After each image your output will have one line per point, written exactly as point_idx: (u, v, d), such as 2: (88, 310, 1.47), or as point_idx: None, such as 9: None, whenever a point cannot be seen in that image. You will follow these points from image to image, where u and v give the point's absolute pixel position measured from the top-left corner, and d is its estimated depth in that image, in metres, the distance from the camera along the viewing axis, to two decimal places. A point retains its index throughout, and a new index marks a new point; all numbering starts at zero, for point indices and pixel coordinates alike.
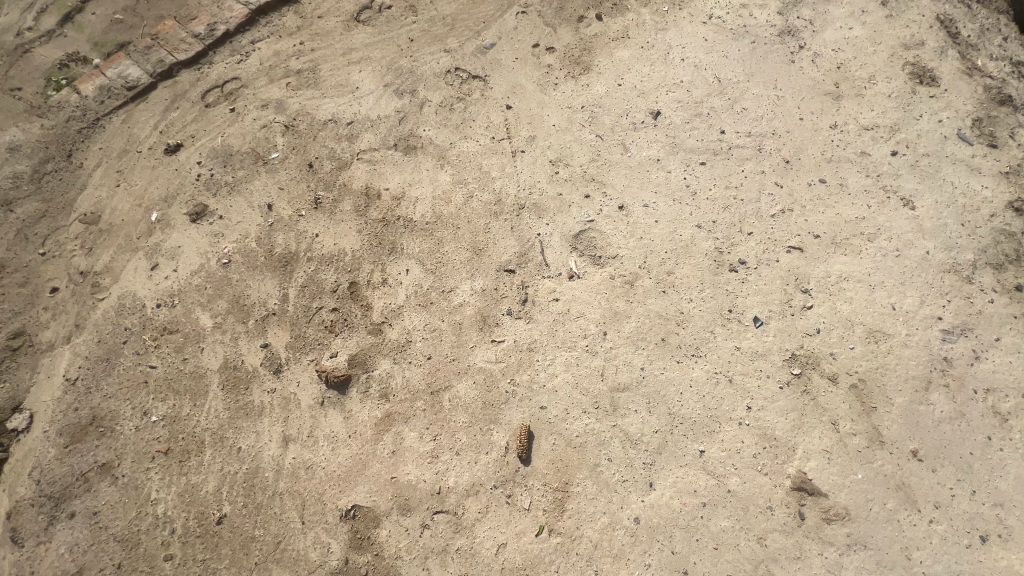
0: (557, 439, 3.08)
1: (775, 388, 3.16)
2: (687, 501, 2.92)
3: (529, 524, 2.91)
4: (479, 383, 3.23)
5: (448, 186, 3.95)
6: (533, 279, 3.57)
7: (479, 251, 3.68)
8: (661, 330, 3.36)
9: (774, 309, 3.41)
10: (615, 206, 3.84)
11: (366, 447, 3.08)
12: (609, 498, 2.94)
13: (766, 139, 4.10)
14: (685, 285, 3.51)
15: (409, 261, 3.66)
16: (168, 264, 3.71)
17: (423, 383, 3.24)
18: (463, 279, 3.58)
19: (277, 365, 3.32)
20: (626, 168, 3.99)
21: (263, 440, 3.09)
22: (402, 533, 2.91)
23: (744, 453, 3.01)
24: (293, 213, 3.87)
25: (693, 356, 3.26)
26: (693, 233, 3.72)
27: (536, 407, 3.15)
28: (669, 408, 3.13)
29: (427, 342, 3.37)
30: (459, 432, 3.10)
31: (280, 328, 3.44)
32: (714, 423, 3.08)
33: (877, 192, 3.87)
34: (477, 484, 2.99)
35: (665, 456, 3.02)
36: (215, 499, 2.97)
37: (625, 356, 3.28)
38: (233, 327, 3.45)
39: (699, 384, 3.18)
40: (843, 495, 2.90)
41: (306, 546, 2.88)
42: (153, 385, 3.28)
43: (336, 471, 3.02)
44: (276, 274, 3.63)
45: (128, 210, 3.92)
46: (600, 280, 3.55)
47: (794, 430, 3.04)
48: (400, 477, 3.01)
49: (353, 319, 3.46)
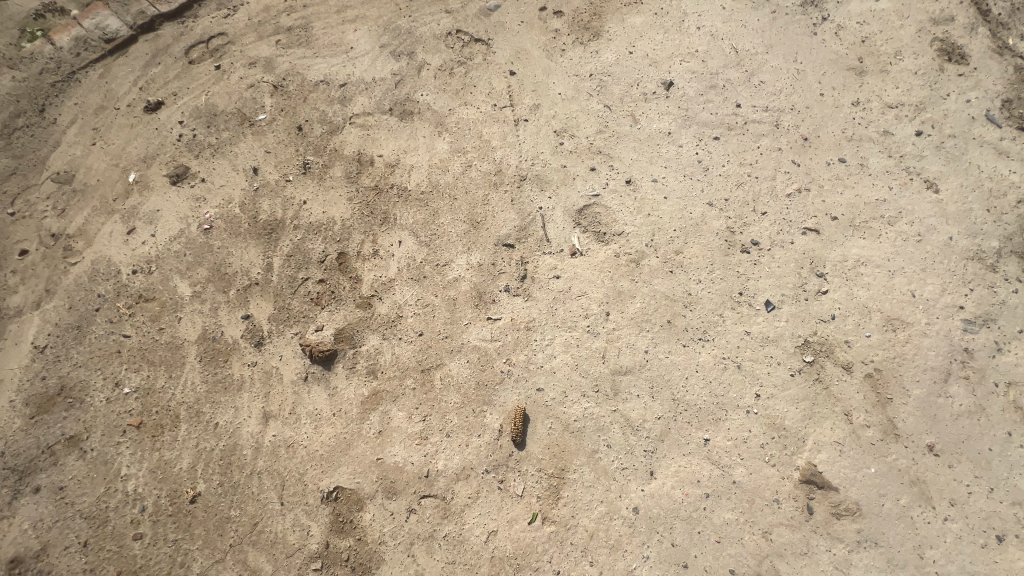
0: (554, 423, 2.90)
1: (785, 375, 2.98)
2: (689, 491, 2.76)
3: (522, 512, 2.75)
4: (473, 362, 3.05)
5: (445, 154, 3.72)
6: (533, 254, 3.37)
7: (476, 224, 3.47)
8: (667, 312, 3.17)
9: (786, 293, 3.22)
10: (621, 180, 3.62)
11: (351, 426, 2.89)
12: (607, 487, 2.78)
13: (783, 115, 3.87)
14: (693, 265, 3.32)
15: (403, 232, 3.45)
16: (145, 228, 3.49)
17: (413, 360, 3.06)
18: (458, 253, 3.37)
19: (259, 338, 3.12)
20: (635, 140, 3.76)
21: (241, 416, 2.91)
22: (386, 518, 2.73)
23: (752, 442, 2.84)
24: (280, 178, 3.64)
25: (699, 340, 3.08)
26: (703, 211, 3.52)
27: (533, 388, 2.98)
28: (673, 393, 2.96)
29: (419, 318, 3.17)
30: (450, 413, 2.93)
31: (263, 299, 3.24)
32: (719, 410, 2.91)
33: (899, 173, 3.66)
34: (468, 468, 2.82)
35: (667, 444, 2.85)
36: (189, 476, 2.79)
37: (627, 339, 3.09)
38: (213, 296, 3.25)
39: (706, 369, 3.00)
40: (855, 490, 2.74)
41: (284, 529, 2.70)
42: (126, 355, 3.09)
43: (319, 451, 2.84)
44: (259, 242, 3.42)
45: (104, 170, 3.68)
46: (605, 258, 3.35)
47: (806, 420, 2.87)
48: (386, 459, 2.83)
49: (341, 291, 3.26)
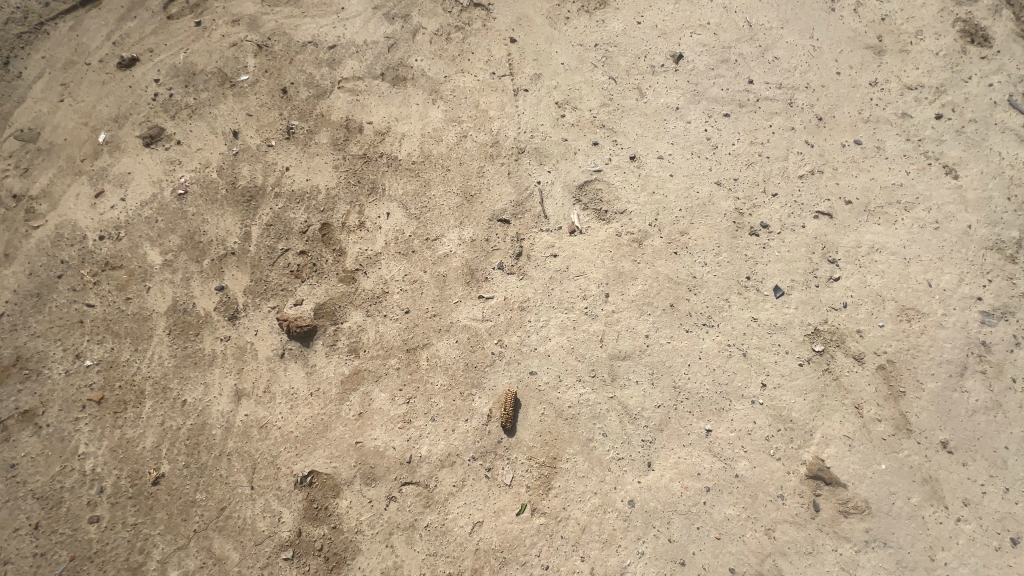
0: (547, 409, 2.72)
1: (793, 364, 2.81)
2: (689, 484, 2.59)
3: (510, 502, 2.57)
4: (462, 342, 2.86)
5: (439, 123, 3.49)
6: (529, 231, 3.16)
7: (470, 198, 3.26)
8: (670, 296, 2.98)
9: (796, 278, 3.04)
10: (625, 156, 3.42)
11: (329, 407, 2.70)
12: (601, 478, 2.60)
13: (798, 94, 3.66)
14: (699, 247, 3.13)
15: (391, 204, 3.24)
16: (115, 192, 3.25)
17: (398, 339, 2.86)
18: (450, 227, 3.17)
19: (233, 311, 2.91)
20: (640, 115, 3.55)
21: (212, 393, 2.71)
22: (364, 505, 2.54)
23: (756, 435, 2.66)
24: (262, 143, 3.41)
25: (703, 326, 2.90)
26: (711, 191, 3.32)
27: (525, 371, 2.79)
28: (674, 380, 2.77)
29: (406, 294, 2.97)
30: (436, 396, 2.74)
31: (239, 270, 3.02)
32: (723, 400, 2.73)
33: (917, 158, 3.48)
34: (454, 454, 2.63)
35: (666, 434, 2.67)
36: (153, 456, 2.59)
37: (627, 322, 2.91)
38: (185, 265, 3.03)
39: (709, 356, 2.83)
40: (865, 487, 2.57)
41: (253, 515, 2.50)
42: (89, 325, 2.87)
43: (293, 433, 2.64)
44: (237, 210, 3.19)
45: (72, 128, 3.43)
46: (605, 237, 3.15)
47: (814, 412, 2.70)
48: (366, 443, 2.63)
49: (323, 264, 3.05)
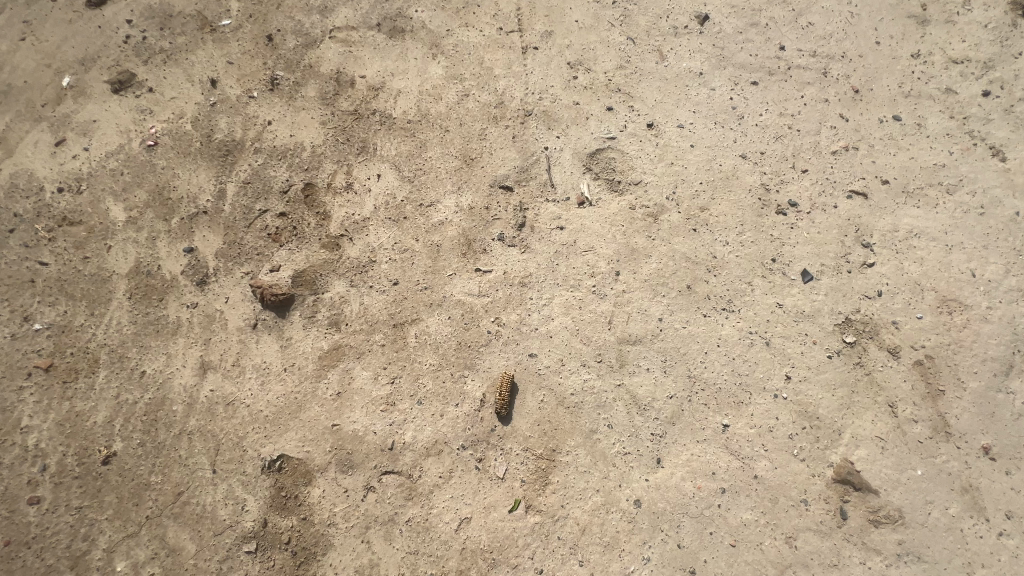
0: (546, 395, 2.45)
1: (821, 356, 2.53)
2: (702, 485, 2.32)
3: (502, 497, 2.31)
4: (456, 319, 2.58)
5: (439, 80, 3.14)
6: (534, 200, 2.86)
7: (470, 162, 2.95)
8: (686, 276, 2.70)
9: (827, 262, 2.76)
10: (641, 124, 3.11)
11: (304, 385, 2.42)
12: (604, 474, 2.34)
13: (833, 63, 3.31)
14: (721, 224, 2.83)
15: (383, 165, 2.93)
16: (78, 141, 2.94)
17: (384, 313, 2.58)
18: (447, 192, 2.87)
19: (202, 276, 2.62)
20: (660, 80, 3.22)
21: (174, 365, 2.43)
22: (339, 495, 2.28)
23: (779, 432, 2.39)
24: (242, 94, 3.07)
25: (723, 311, 2.62)
26: (735, 164, 3.02)
27: (524, 354, 2.52)
28: (689, 368, 2.50)
29: (395, 264, 2.68)
30: (424, 377, 2.46)
31: (211, 231, 2.72)
32: (743, 392, 2.46)
33: (962, 137, 3.15)
34: (441, 442, 2.37)
35: (679, 428, 2.40)
36: (104, 433, 2.32)
37: (639, 303, 2.62)
38: (151, 224, 2.72)
39: (729, 344, 2.55)
40: (897, 494, 2.31)
41: (214, 502, 2.24)
42: (41, 285, 2.58)
43: (263, 412, 2.37)
44: (212, 165, 2.89)
45: (33, 70, 3.08)
46: (617, 210, 2.85)
47: (843, 410, 2.43)
48: (343, 426, 2.36)
49: (305, 228, 2.76)
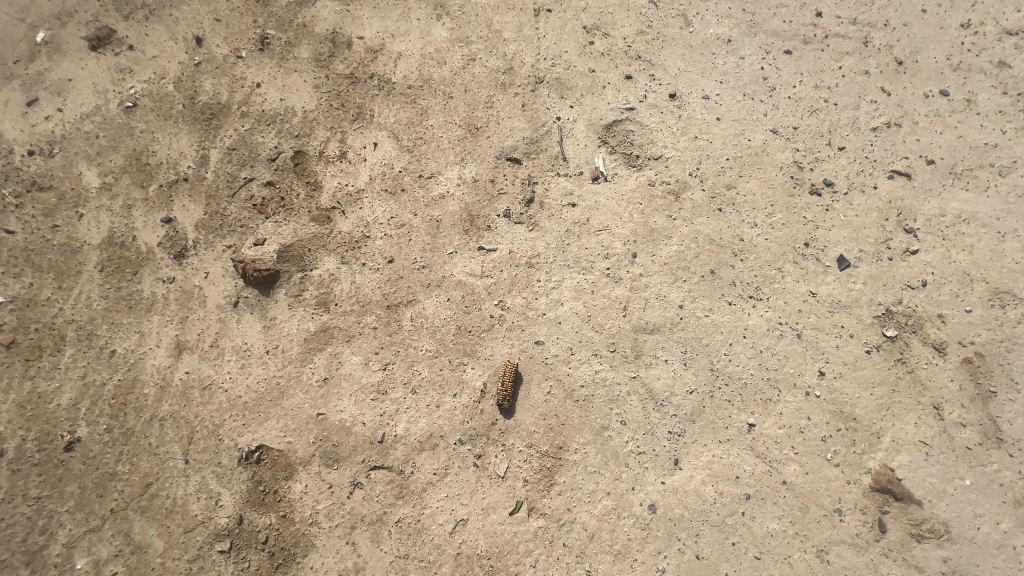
0: (553, 387, 2.23)
1: (859, 351, 2.29)
2: (724, 490, 2.10)
3: (503, 498, 2.10)
4: (455, 301, 2.35)
5: (443, 43, 2.86)
6: (543, 174, 2.62)
7: (475, 132, 2.70)
8: (710, 260, 2.45)
9: (865, 248, 2.50)
10: (663, 94, 2.83)
11: (288, 369, 2.21)
12: (616, 476, 2.12)
13: (876, 31, 2.98)
14: (749, 205, 2.58)
15: (380, 134, 2.69)
16: (51, 101, 2.70)
17: (377, 293, 2.35)
18: (449, 164, 2.62)
19: (180, 249, 2.40)
20: (684, 47, 2.93)
21: (147, 345, 2.23)
22: (323, 492, 2.07)
23: (810, 434, 2.15)
24: (230, 54, 2.80)
25: (749, 298, 2.38)
26: (765, 140, 2.75)
27: (530, 341, 2.29)
28: (712, 362, 2.26)
29: (390, 241, 2.45)
30: (420, 364, 2.24)
31: (191, 201, 2.50)
32: (770, 389, 2.22)
33: (1016, 115, 2.85)
34: (437, 436, 2.15)
35: (699, 426, 2.17)
36: (69, 417, 2.13)
37: (657, 289, 2.38)
38: (127, 191, 2.50)
39: (756, 336, 2.31)
40: (942, 506, 2.08)
41: (186, 495, 2.04)
42: (6, 255, 2.38)
43: (242, 399, 2.16)
44: (195, 130, 2.65)
45: (3, 23, 2.81)
46: (636, 187, 2.60)
47: (882, 411, 2.19)
48: (329, 416, 2.15)
49: (293, 199, 2.53)
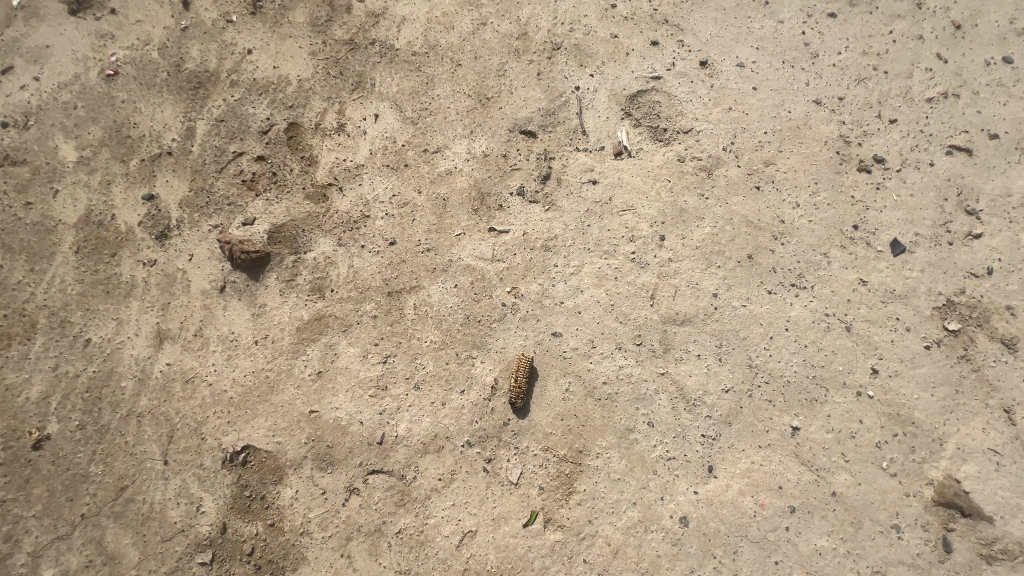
0: (572, 383, 2.00)
1: (917, 347, 2.03)
2: (766, 502, 1.86)
3: (517, 508, 1.88)
4: (463, 288, 2.12)
5: (450, 5, 2.58)
6: (561, 149, 2.37)
7: (485, 102, 2.44)
8: (748, 244, 2.20)
9: (922, 231, 2.23)
10: (693, 62, 2.54)
11: (278, 362, 2.00)
12: (643, 484, 1.89)
13: None
14: (790, 182, 2.32)
15: (382, 105, 2.44)
16: (27, 69, 2.47)
17: (378, 278, 2.13)
18: (456, 137, 2.38)
19: (163, 229, 2.19)
20: (716, 10, 2.62)
21: (125, 334, 2.03)
22: (316, 498, 1.87)
23: (862, 440, 1.91)
24: (219, 18, 2.54)
25: (791, 287, 2.13)
26: (807, 111, 2.48)
27: (546, 332, 2.06)
28: (750, 357, 2.02)
29: (392, 221, 2.22)
30: (424, 357, 2.02)
31: (176, 177, 2.28)
32: (817, 388, 1.98)
33: None
34: (442, 437, 1.93)
35: (736, 429, 1.94)
36: (38, 412, 1.94)
37: (688, 275, 2.14)
38: (106, 166, 2.29)
39: (800, 328, 2.06)
40: (1015, 525, 1.83)
41: (165, 500, 1.85)
42: None
43: (228, 393, 1.96)
44: (181, 100, 2.42)
45: None
46: (663, 163, 2.34)
47: (944, 414, 1.94)
48: (323, 414, 1.94)
49: (286, 175, 2.30)
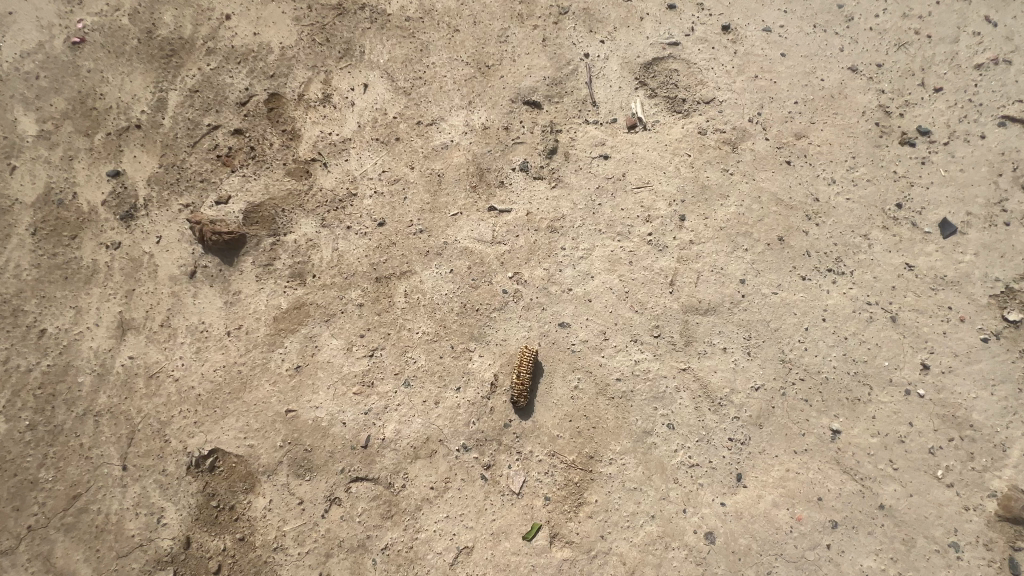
0: (582, 379, 1.78)
1: (973, 339, 1.79)
2: (804, 516, 1.64)
3: (519, 521, 1.67)
4: (460, 273, 1.90)
5: None
6: (569, 121, 2.13)
7: (485, 71, 2.19)
8: (778, 224, 1.96)
9: (975, 211, 1.98)
10: (715, 26, 2.26)
11: (253, 355, 1.79)
12: (663, 495, 1.67)
13: None
14: (825, 156, 2.08)
15: (371, 74, 2.19)
16: None
17: (365, 263, 1.92)
18: (453, 109, 2.14)
19: (128, 209, 1.98)
20: None
21: (83, 324, 1.83)
22: (293, 509, 1.66)
23: (913, 445, 1.68)
24: None
25: (828, 272, 1.89)
26: (842, 80, 2.20)
27: (553, 323, 1.84)
28: (783, 351, 1.79)
29: (381, 200, 2.01)
30: (415, 350, 1.81)
31: (144, 152, 2.07)
32: (859, 386, 1.75)
33: None
34: (435, 441, 1.72)
35: (768, 433, 1.71)
36: None
37: (712, 259, 1.91)
38: (69, 140, 2.09)
39: (839, 318, 1.83)
40: None
41: (123, 510, 1.66)
42: None
43: (197, 390, 1.75)
44: (152, 68, 2.19)
45: None
46: (682, 137, 2.11)
47: (1007, 417, 1.70)
48: (302, 413, 1.74)
49: (265, 149, 2.08)
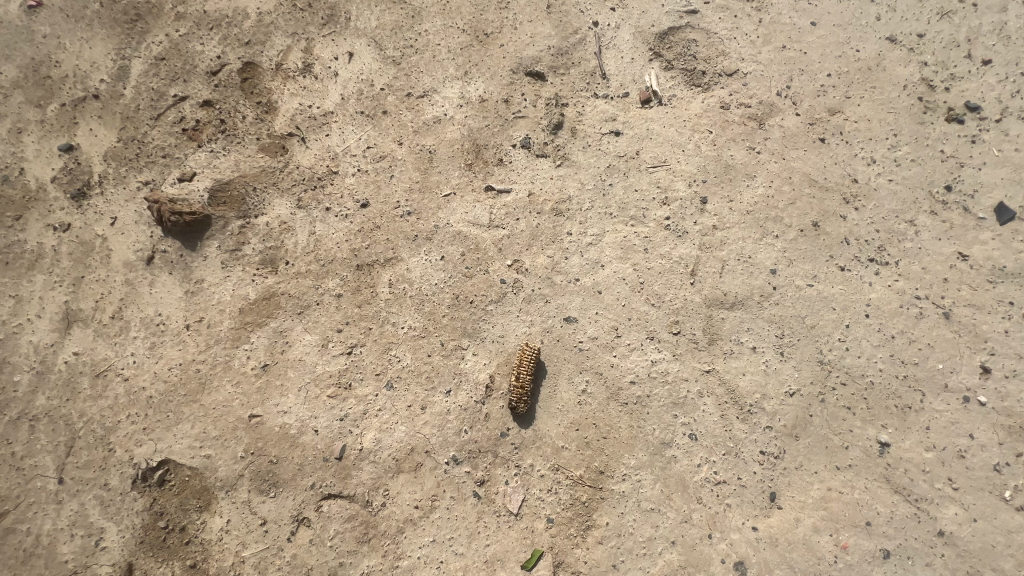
0: (591, 382, 1.55)
1: None
2: (848, 543, 1.42)
3: (517, 546, 1.44)
4: (452, 261, 1.68)
5: None
6: (576, 94, 1.90)
7: (483, 39, 1.97)
8: (813, 209, 1.73)
9: None
10: None
11: (215, 352, 1.58)
12: (685, 517, 1.44)
13: None
14: (864, 134, 1.85)
15: (357, 41, 1.96)
16: None
17: (345, 249, 1.70)
18: (447, 80, 1.92)
19: (81, 187, 1.76)
20: None
21: (23, 316, 1.61)
22: (255, 530, 1.44)
23: (974, 461, 1.46)
24: None
25: (870, 262, 1.67)
26: (880, 50, 1.96)
27: (557, 318, 1.61)
28: (820, 350, 1.57)
29: (364, 180, 1.78)
30: (400, 348, 1.59)
31: (101, 125, 1.85)
32: (909, 392, 1.53)
33: None
34: (421, 452, 1.50)
35: (805, 445, 1.49)
36: None
37: (738, 247, 1.68)
38: (18, 111, 1.87)
39: (885, 314, 1.60)
40: None
41: (59, 529, 1.44)
42: None
43: (150, 392, 1.54)
44: (113, 33, 1.96)
45: None
46: (702, 112, 1.88)
47: None
48: (268, 419, 1.52)
49: (236, 123, 1.86)
